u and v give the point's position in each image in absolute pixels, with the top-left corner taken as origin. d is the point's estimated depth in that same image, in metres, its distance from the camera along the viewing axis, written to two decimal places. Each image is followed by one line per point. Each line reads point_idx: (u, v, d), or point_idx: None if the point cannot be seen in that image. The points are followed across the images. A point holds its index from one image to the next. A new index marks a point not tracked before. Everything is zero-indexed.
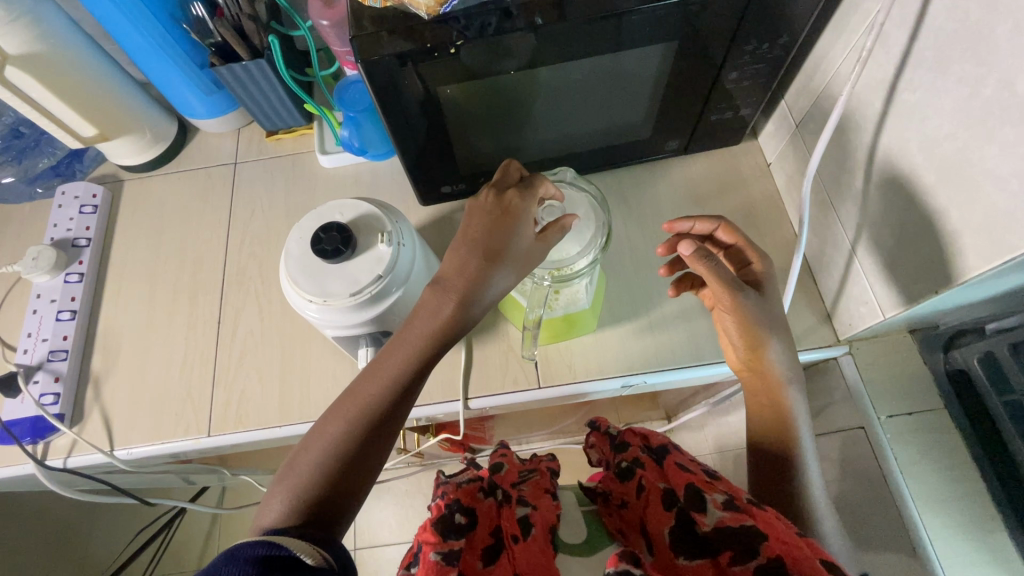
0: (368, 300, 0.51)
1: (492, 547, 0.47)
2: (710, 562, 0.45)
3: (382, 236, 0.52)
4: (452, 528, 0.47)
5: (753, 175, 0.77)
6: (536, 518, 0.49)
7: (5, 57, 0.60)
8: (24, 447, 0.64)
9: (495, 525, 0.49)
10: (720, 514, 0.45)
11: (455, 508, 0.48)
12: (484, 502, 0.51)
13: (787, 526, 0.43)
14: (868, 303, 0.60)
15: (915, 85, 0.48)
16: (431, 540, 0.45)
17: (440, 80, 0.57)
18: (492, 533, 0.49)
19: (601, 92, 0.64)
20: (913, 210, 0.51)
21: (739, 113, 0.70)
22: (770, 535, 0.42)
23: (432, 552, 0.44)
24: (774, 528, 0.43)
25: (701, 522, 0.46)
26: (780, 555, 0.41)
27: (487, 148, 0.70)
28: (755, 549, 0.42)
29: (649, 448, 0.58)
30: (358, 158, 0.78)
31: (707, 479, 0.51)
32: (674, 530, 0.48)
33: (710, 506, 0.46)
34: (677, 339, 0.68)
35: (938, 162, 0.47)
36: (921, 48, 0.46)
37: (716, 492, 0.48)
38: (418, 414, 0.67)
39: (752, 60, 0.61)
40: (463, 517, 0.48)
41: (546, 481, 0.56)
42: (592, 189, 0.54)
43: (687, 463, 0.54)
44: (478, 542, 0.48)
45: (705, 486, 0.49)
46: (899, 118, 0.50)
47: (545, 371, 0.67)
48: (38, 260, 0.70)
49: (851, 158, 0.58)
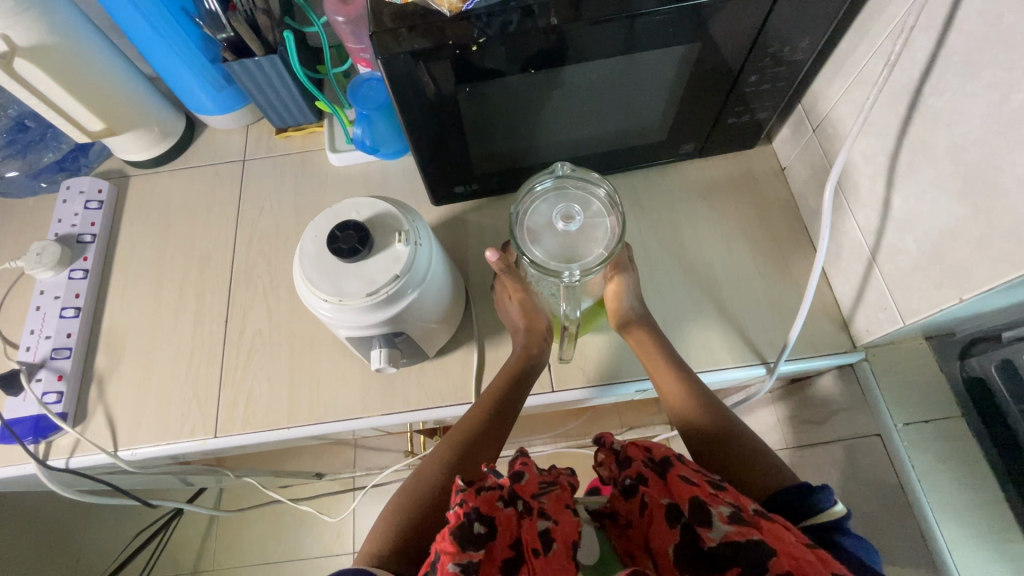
0: (384, 301, 0.50)
1: (512, 560, 0.45)
2: None
3: (399, 236, 0.51)
4: (470, 538, 0.44)
5: (766, 179, 0.76)
6: (558, 533, 0.49)
7: (15, 49, 0.59)
8: (26, 446, 0.63)
9: (515, 537, 0.46)
10: (726, 527, 0.44)
11: (474, 516, 0.46)
12: (503, 511, 0.48)
13: (797, 539, 0.42)
14: (887, 309, 0.59)
15: (941, 90, 0.47)
16: (450, 549, 0.43)
17: (458, 79, 0.56)
18: (512, 545, 0.46)
19: (618, 93, 0.64)
20: (937, 216, 0.50)
21: (755, 117, 0.69)
22: (779, 550, 0.41)
23: (451, 563, 0.42)
24: (783, 543, 0.41)
25: (706, 538, 0.44)
26: (791, 571, 0.39)
27: (501, 149, 0.69)
28: (765, 564, 0.40)
29: (652, 460, 0.54)
30: (369, 156, 0.78)
31: (712, 491, 0.48)
32: (681, 548, 0.46)
33: (715, 519, 0.45)
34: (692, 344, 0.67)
35: (965, 169, 0.47)
36: (950, 52, 0.46)
37: (721, 504, 0.46)
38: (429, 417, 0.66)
39: (771, 64, 0.60)
40: (481, 526, 0.46)
41: (567, 495, 0.55)
42: (595, 178, 0.52)
43: (691, 475, 0.50)
44: (496, 553, 0.45)
45: (711, 499, 0.47)
46: (924, 124, 0.50)
47: (558, 375, 0.66)
48: (42, 255, 0.69)
49: (871, 163, 0.58)
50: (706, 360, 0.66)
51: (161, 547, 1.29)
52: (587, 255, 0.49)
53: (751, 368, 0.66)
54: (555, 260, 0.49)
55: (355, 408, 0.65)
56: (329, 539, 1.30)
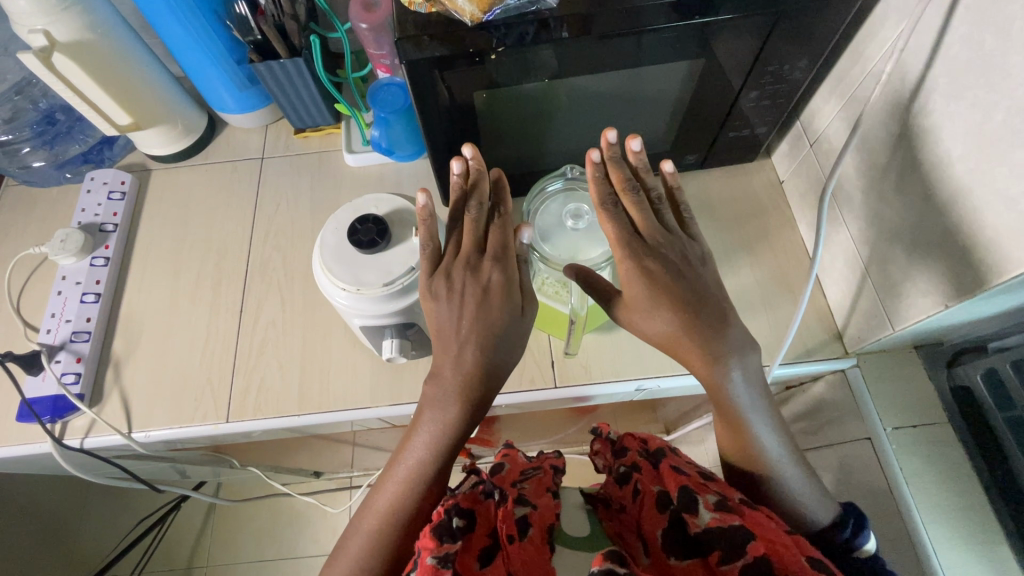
0: (400, 291, 0.52)
1: (488, 549, 0.47)
2: (701, 562, 0.44)
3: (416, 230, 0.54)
4: (449, 532, 0.45)
5: (765, 192, 0.79)
6: (535, 518, 0.49)
7: (54, 44, 0.62)
8: (43, 424, 0.65)
9: (492, 526, 0.49)
10: (710, 515, 0.45)
11: (452, 510, 0.46)
12: (483, 503, 0.50)
13: (775, 526, 0.44)
14: (878, 316, 0.62)
15: (929, 109, 0.50)
16: (429, 544, 0.43)
17: (473, 86, 0.60)
18: (490, 534, 0.48)
19: (624, 105, 0.67)
20: (924, 227, 0.53)
21: (755, 131, 0.72)
22: (758, 536, 0.43)
23: (429, 556, 0.42)
24: (763, 529, 0.43)
25: (691, 524, 0.45)
26: (766, 554, 0.41)
27: (511, 154, 0.72)
28: (742, 546, 0.42)
29: (646, 451, 0.56)
30: (384, 158, 0.81)
31: (702, 482, 0.50)
32: (667, 533, 0.48)
33: (700, 507, 0.46)
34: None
35: (950, 183, 0.49)
36: (938, 73, 0.49)
37: (708, 493, 0.47)
38: None
39: (772, 80, 0.63)
40: (460, 520, 0.46)
41: (548, 479, 0.56)
42: None
43: (683, 466, 0.52)
44: (474, 544, 0.47)
45: (699, 488, 0.48)
46: (913, 138, 0.53)
47: (561, 372, 0.69)
48: (66, 242, 0.72)
49: (866, 178, 0.61)
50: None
51: (156, 541, 1.30)
52: (588, 253, 0.52)
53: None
54: (559, 256, 0.52)
55: (362, 399, 0.67)
56: (324, 537, 1.31)
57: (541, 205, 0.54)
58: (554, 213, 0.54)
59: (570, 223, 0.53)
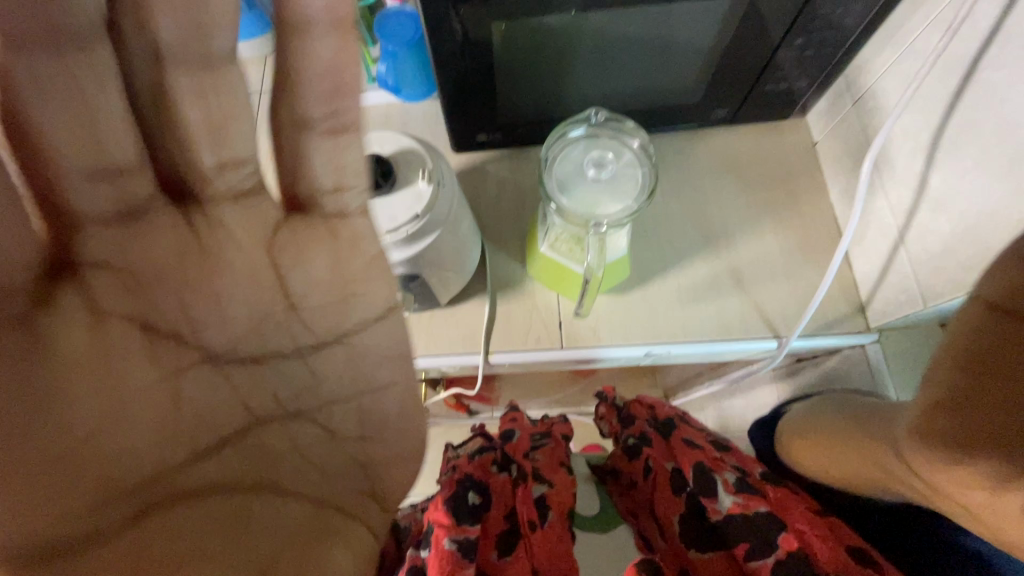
0: (403, 240, 0.49)
1: (507, 533, 0.43)
2: (725, 555, 0.42)
3: (422, 174, 0.49)
4: (467, 513, 0.41)
5: (797, 154, 0.74)
6: (553, 500, 0.47)
7: None
8: None
9: (510, 508, 0.45)
10: (732, 500, 0.43)
11: (467, 488, 0.44)
12: (498, 480, 0.48)
13: (803, 512, 0.42)
14: (908, 291, 0.59)
15: (999, 64, 0.45)
16: (445, 524, 0.40)
17: (491, 18, 0.54)
18: (507, 517, 0.44)
19: (654, 47, 0.61)
20: (974, 197, 0.49)
21: (794, 85, 0.67)
22: (788, 527, 0.41)
23: (446, 540, 0.38)
24: (790, 517, 0.42)
25: (712, 511, 0.43)
26: (801, 548, 0.39)
27: (528, 98, 0.67)
28: (774, 543, 0.39)
29: (655, 421, 0.55)
30: (392, 97, 0.75)
31: (716, 455, 0.49)
32: (685, 519, 0.46)
33: (721, 490, 0.44)
34: (704, 312, 0.66)
35: (1009, 147, 0.45)
36: (1014, 22, 0.44)
37: (726, 471, 0.46)
38: (433, 365, 0.66)
39: (821, 26, 0.57)
40: (477, 497, 0.44)
41: (561, 451, 0.54)
42: (628, 126, 0.51)
43: (695, 439, 0.51)
44: (491, 528, 0.43)
45: (715, 464, 0.47)
46: (975, 96, 0.48)
47: (568, 334, 0.66)
48: None
49: (914, 140, 0.56)
50: (718, 329, 0.66)
51: None
52: (612, 207, 0.48)
53: (764, 341, 0.66)
54: (580, 210, 0.48)
55: None
56: None
57: (564, 152, 0.50)
58: (577, 162, 0.50)
59: (594, 173, 0.49)
